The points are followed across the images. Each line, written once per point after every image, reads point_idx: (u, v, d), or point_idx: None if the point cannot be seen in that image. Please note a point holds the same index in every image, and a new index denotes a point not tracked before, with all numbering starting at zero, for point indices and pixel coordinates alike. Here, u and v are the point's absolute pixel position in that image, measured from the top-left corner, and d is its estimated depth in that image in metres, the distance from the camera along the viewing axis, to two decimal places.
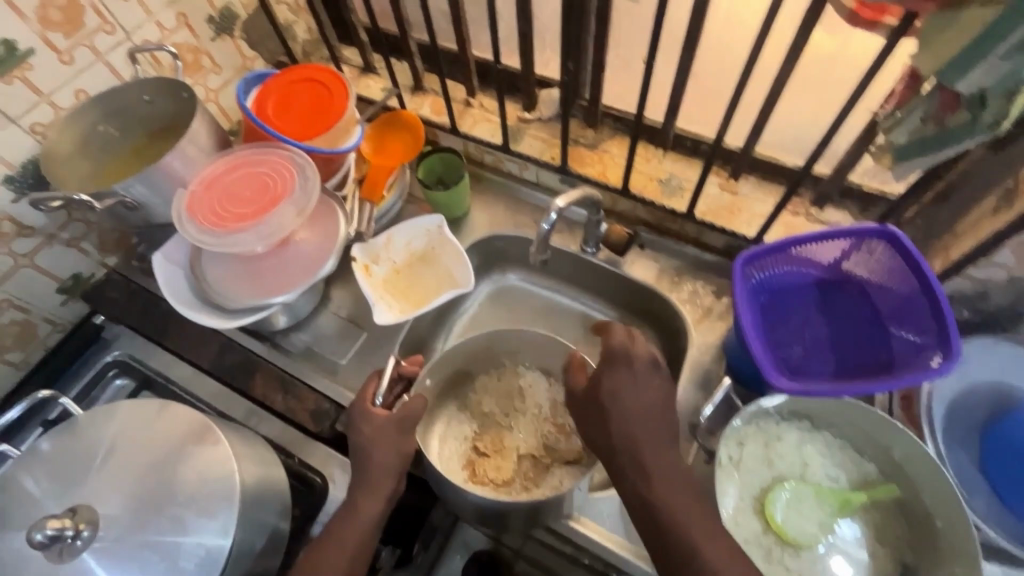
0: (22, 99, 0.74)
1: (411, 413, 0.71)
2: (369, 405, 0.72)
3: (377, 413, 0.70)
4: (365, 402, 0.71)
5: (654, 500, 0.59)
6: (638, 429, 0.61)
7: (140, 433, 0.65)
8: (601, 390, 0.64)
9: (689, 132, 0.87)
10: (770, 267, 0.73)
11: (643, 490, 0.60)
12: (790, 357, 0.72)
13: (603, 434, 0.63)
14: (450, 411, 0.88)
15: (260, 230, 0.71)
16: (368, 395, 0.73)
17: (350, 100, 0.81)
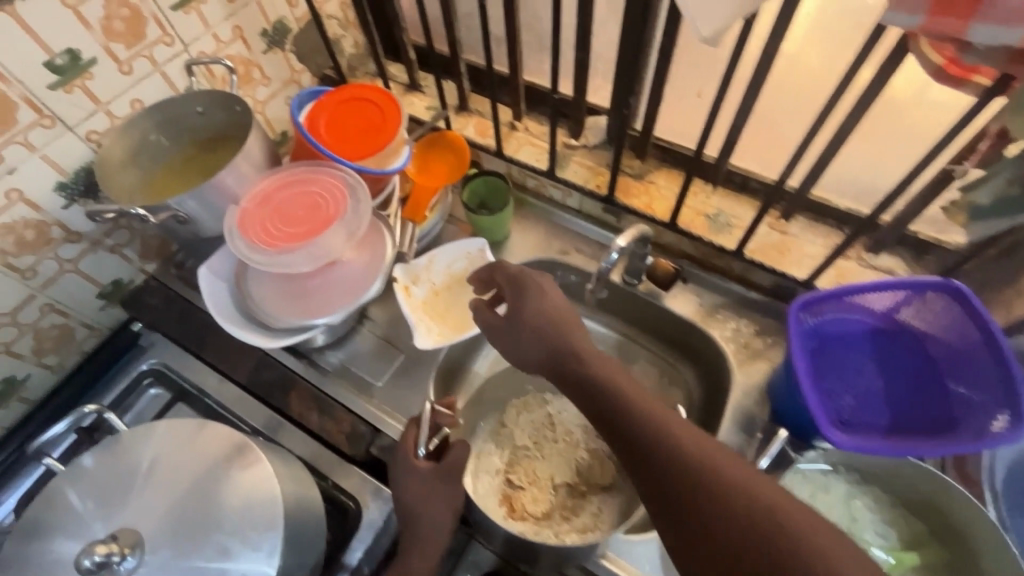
0: (80, 108, 0.74)
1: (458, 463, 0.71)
2: (413, 458, 0.70)
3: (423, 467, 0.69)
4: (409, 454, 0.70)
5: (618, 400, 0.58)
6: (567, 336, 0.65)
7: (181, 455, 0.65)
8: (521, 305, 0.68)
9: (743, 168, 0.85)
10: (826, 313, 0.71)
11: (602, 393, 0.60)
12: (843, 407, 0.70)
13: (538, 348, 0.66)
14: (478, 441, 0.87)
15: (310, 251, 0.71)
16: (411, 445, 0.71)
17: (402, 123, 0.81)
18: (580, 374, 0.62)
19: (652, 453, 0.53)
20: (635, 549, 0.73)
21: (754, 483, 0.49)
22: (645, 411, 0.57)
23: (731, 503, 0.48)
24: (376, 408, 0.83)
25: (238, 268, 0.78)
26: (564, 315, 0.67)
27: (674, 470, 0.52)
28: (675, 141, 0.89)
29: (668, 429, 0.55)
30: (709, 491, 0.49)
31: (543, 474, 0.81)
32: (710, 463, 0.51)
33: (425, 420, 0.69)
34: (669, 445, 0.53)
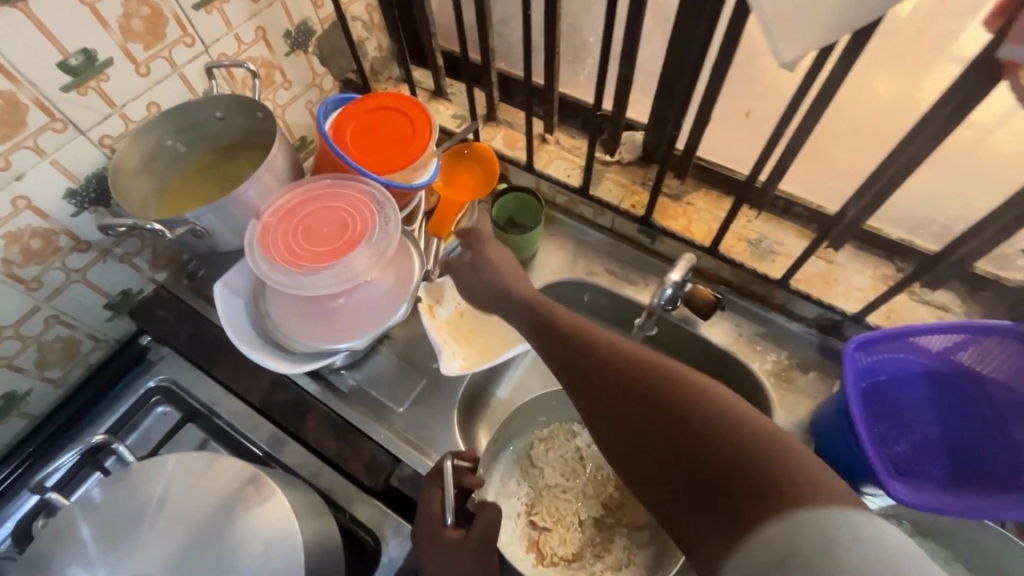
0: (94, 111, 0.69)
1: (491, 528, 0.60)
2: (439, 527, 0.61)
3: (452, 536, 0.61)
4: (433, 527, 0.61)
5: (555, 324, 0.60)
6: (509, 279, 0.69)
7: (192, 491, 0.60)
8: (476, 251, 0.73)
9: (789, 193, 0.81)
10: (881, 353, 0.67)
11: (542, 322, 0.62)
12: (896, 455, 0.66)
13: (485, 290, 0.70)
14: (497, 481, 0.82)
15: (337, 272, 0.66)
16: (435, 511, 0.63)
17: (433, 135, 0.77)
18: (521, 307, 0.65)
19: (585, 366, 0.55)
20: None
21: (680, 372, 0.49)
22: (582, 330, 0.58)
23: (657, 396, 0.48)
24: (397, 436, 0.78)
25: (256, 285, 0.73)
26: (506, 264, 0.71)
27: (608, 376, 0.52)
28: (717, 162, 0.85)
29: (600, 341, 0.56)
30: (635, 386, 0.50)
31: (568, 511, 0.78)
32: (638, 363, 0.52)
33: (448, 480, 0.62)
34: (602, 356, 0.54)
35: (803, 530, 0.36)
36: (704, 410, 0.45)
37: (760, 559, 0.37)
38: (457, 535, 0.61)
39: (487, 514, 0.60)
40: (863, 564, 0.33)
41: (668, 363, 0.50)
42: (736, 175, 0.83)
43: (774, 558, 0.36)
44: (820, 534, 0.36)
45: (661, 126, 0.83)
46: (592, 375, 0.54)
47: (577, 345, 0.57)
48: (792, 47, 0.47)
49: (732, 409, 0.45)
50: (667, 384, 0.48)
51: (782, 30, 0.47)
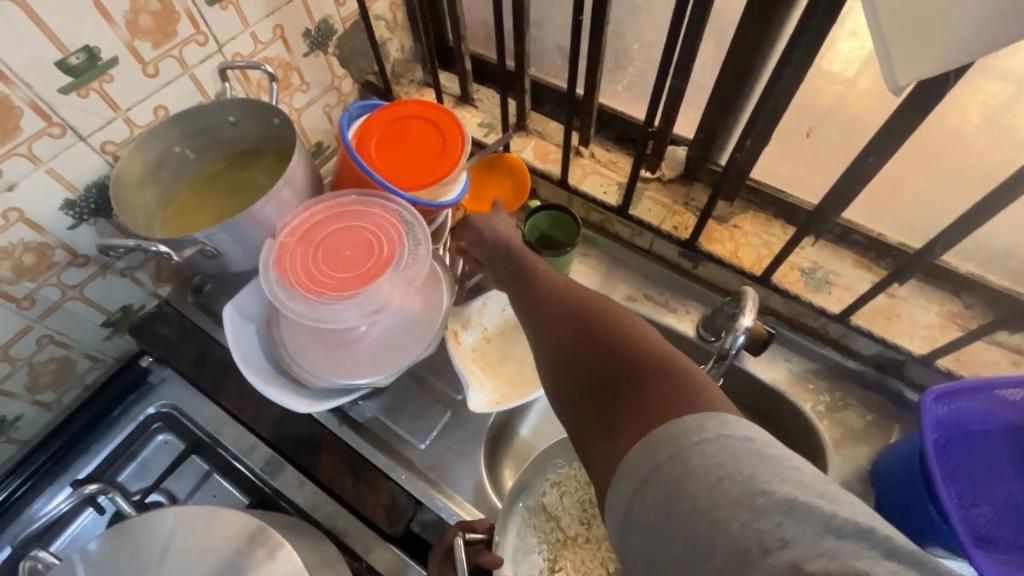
0: (96, 115, 0.63)
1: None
2: None
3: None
4: None
5: (505, 259, 0.61)
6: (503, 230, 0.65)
7: (195, 549, 0.54)
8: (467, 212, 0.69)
9: (851, 222, 0.75)
10: (964, 406, 0.60)
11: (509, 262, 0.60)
12: (977, 520, 0.60)
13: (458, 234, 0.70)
14: (510, 538, 0.68)
15: (361, 302, 0.60)
16: None
17: (466, 149, 0.70)
18: (484, 245, 0.65)
19: (522, 300, 0.55)
20: None
21: (598, 302, 0.48)
22: (526, 263, 0.58)
23: (571, 327, 0.47)
24: (419, 477, 0.71)
25: (268, 310, 0.67)
26: (497, 216, 0.67)
27: (535, 309, 0.52)
28: (768, 182, 0.78)
29: (535, 274, 0.56)
30: (553, 315, 0.49)
31: (595, 564, 0.70)
32: (561, 294, 0.51)
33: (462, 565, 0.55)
34: (534, 289, 0.54)
35: (661, 445, 0.36)
36: (608, 342, 0.44)
37: (629, 478, 0.36)
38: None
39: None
40: (711, 467, 0.34)
41: (591, 295, 0.49)
42: (792, 199, 0.76)
43: (641, 475, 0.36)
44: (675, 446, 0.35)
45: (709, 143, 0.77)
46: (522, 308, 0.54)
47: (518, 280, 0.57)
48: (914, 68, 0.40)
49: (633, 338, 0.44)
50: (583, 315, 0.47)
51: (895, 48, 0.40)
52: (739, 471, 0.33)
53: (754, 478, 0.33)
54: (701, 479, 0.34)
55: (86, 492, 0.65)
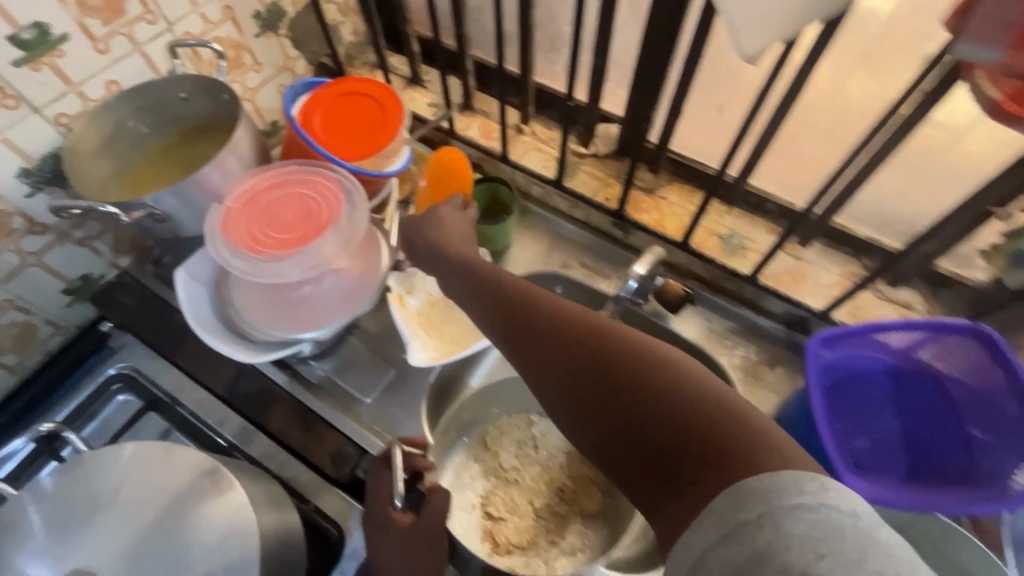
0: (49, 87, 0.67)
1: (440, 519, 0.58)
2: (390, 510, 0.58)
3: (401, 522, 0.58)
4: (383, 504, 0.58)
5: (493, 294, 0.56)
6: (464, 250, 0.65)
7: (148, 481, 0.58)
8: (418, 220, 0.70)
9: (762, 190, 0.81)
10: (847, 351, 0.68)
11: (504, 294, 0.55)
12: (857, 451, 0.67)
13: (432, 258, 0.66)
14: (453, 468, 0.78)
15: (302, 260, 0.65)
16: (385, 493, 0.59)
17: (404, 123, 0.75)
18: (466, 279, 0.60)
19: (538, 342, 0.49)
20: None
21: (645, 343, 0.45)
22: (523, 298, 0.53)
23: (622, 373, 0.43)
24: (365, 428, 0.77)
25: (220, 273, 0.72)
26: (455, 221, 0.70)
27: (564, 351, 0.47)
28: (687, 154, 0.85)
29: (542, 311, 0.51)
30: (578, 354, 0.46)
31: (522, 500, 0.75)
32: (594, 333, 0.47)
33: (395, 462, 0.59)
34: (554, 327, 0.49)
35: (749, 502, 0.34)
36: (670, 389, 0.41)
37: (712, 533, 0.35)
38: (405, 520, 0.58)
39: (436, 500, 0.58)
40: (807, 538, 0.32)
41: (633, 336, 0.46)
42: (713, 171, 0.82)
43: (724, 531, 0.34)
44: (766, 506, 0.33)
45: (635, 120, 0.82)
46: (533, 347, 0.49)
47: (520, 320, 0.51)
48: (757, 38, 0.46)
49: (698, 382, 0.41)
50: (633, 358, 0.44)
51: (740, 20, 0.46)
52: (842, 544, 0.31)
53: (864, 560, 0.31)
54: (799, 549, 0.32)
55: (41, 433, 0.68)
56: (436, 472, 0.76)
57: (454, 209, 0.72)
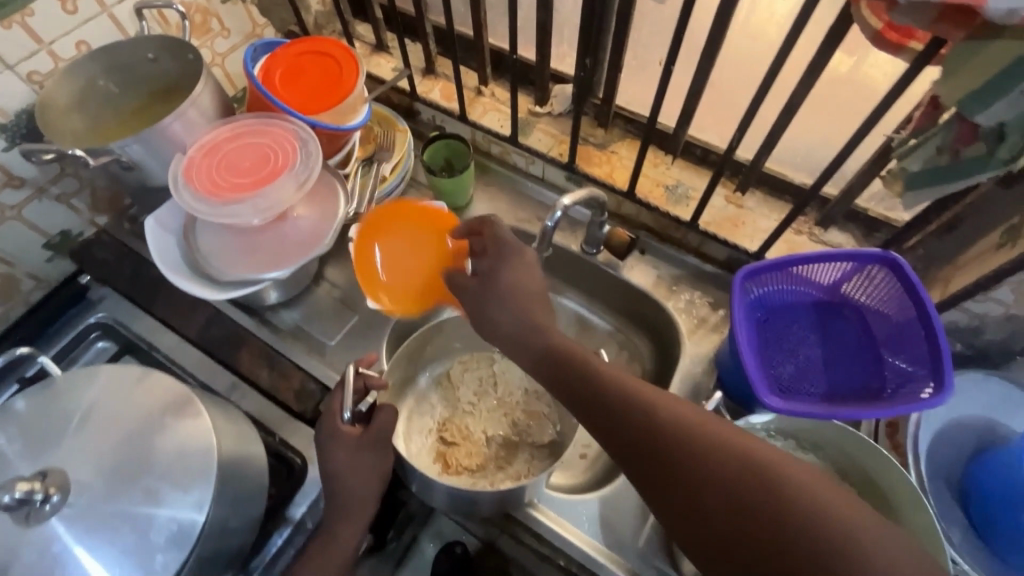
0: (21, 45, 0.71)
1: (387, 429, 0.65)
2: (337, 423, 0.64)
3: (350, 432, 0.64)
4: (332, 418, 0.64)
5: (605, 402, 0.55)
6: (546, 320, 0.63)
7: (119, 402, 0.60)
8: (490, 275, 0.66)
9: (699, 140, 0.87)
10: (769, 284, 0.73)
11: (615, 400, 0.54)
12: (781, 376, 0.72)
13: (517, 341, 0.63)
14: (413, 398, 0.85)
15: (258, 202, 0.70)
16: (337, 409, 0.65)
17: (360, 79, 0.79)
18: (565, 370, 0.59)
19: (664, 456, 0.49)
20: (569, 505, 0.73)
21: (786, 475, 0.45)
22: (640, 405, 0.53)
23: (766, 504, 0.43)
24: (330, 369, 0.82)
25: (186, 221, 0.77)
26: (532, 273, 0.66)
27: (694, 470, 0.47)
28: (636, 111, 0.90)
29: (673, 425, 0.50)
30: (714, 479, 0.46)
31: (476, 429, 0.80)
32: (716, 444, 0.48)
33: (348, 380, 0.65)
34: (683, 442, 0.49)
35: None
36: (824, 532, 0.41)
37: None
38: (355, 429, 0.64)
39: (385, 414, 0.65)
40: None
41: (774, 462, 0.46)
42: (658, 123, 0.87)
43: None
44: None
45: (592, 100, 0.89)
46: (658, 463, 0.49)
47: (641, 430, 0.51)
48: None
49: (853, 527, 0.41)
50: (779, 492, 0.44)
51: None
52: None
53: None
54: None
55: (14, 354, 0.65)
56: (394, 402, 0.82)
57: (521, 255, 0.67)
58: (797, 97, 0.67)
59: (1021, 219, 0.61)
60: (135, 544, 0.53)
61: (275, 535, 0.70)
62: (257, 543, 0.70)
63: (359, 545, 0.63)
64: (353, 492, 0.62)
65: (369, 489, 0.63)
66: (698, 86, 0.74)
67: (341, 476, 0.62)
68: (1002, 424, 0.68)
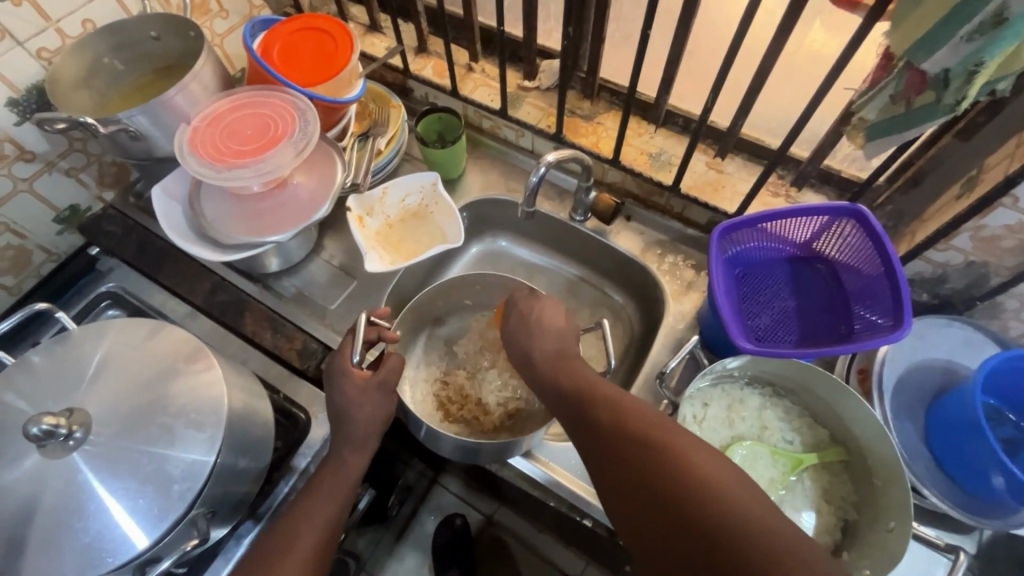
0: (30, 23, 0.74)
1: (394, 375, 0.69)
2: (348, 366, 0.68)
3: (359, 374, 0.68)
4: (344, 360, 0.68)
5: (585, 416, 0.59)
6: (554, 339, 0.70)
7: (133, 353, 0.64)
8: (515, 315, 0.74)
9: (680, 109, 0.91)
10: (743, 242, 0.77)
11: (571, 386, 0.63)
12: (758, 327, 0.76)
13: (528, 357, 0.70)
14: (421, 351, 0.90)
15: (258, 167, 0.73)
16: (346, 355, 0.69)
17: (352, 54, 0.83)
18: (563, 393, 0.64)
19: (593, 416, 0.58)
20: (559, 452, 0.77)
21: (664, 430, 0.54)
22: (585, 384, 0.62)
23: (651, 454, 0.52)
24: (333, 332, 0.87)
25: (190, 189, 0.80)
26: (556, 315, 0.73)
27: (632, 449, 0.53)
28: (621, 83, 0.94)
29: (616, 409, 0.58)
30: (607, 430, 0.56)
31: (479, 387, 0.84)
32: (619, 405, 0.58)
33: (360, 328, 0.69)
34: (632, 448, 0.53)
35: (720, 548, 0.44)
36: (721, 501, 0.46)
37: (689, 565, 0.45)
38: (364, 374, 0.68)
39: (392, 362, 0.69)
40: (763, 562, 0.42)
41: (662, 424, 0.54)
42: (639, 93, 0.91)
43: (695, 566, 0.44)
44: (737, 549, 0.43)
45: (580, 74, 0.93)
46: (580, 425, 0.59)
47: (585, 404, 0.60)
48: None
49: (745, 503, 0.46)
50: (678, 453, 0.51)
51: None
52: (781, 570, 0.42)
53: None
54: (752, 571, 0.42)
55: (33, 310, 0.68)
56: (402, 352, 0.88)
57: (548, 302, 0.75)
58: (769, 63, 0.70)
59: (979, 169, 0.63)
60: (153, 474, 0.57)
61: (282, 483, 0.75)
62: (265, 490, 0.74)
63: (361, 482, 0.67)
64: (352, 434, 0.66)
65: (369, 430, 0.67)
66: (675, 54, 0.77)
67: (346, 415, 0.66)
68: (966, 366, 0.72)
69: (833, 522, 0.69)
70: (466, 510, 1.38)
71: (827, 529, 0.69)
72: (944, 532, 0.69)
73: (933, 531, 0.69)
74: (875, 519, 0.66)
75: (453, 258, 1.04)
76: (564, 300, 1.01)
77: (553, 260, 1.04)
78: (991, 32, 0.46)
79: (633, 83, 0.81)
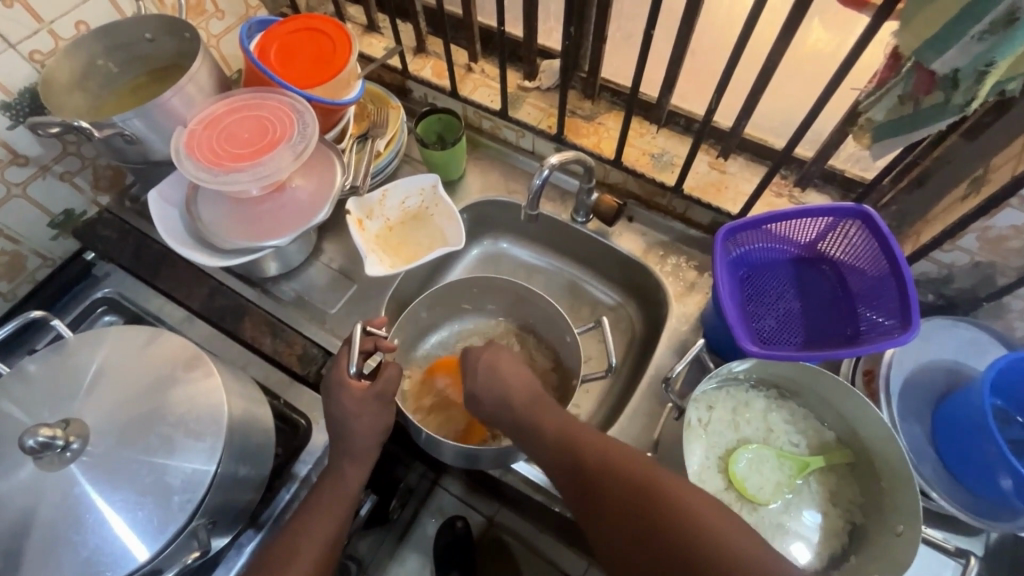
0: (23, 25, 0.73)
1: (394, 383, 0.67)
2: (346, 376, 0.67)
3: (357, 385, 0.66)
4: (341, 371, 0.67)
5: (566, 459, 0.58)
6: (516, 390, 0.68)
7: (130, 362, 0.63)
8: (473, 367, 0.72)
9: (682, 109, 0.90)
10: (748, 243, 0.77)
11: (547, 432, 0.61)
12: (763, 329, 0.75)
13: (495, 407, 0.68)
14: (422, 356, 0.90)
15: (257, 170, 0.72)
16: (343, 365, 0.68)
17: (351, 54, 0.82)
18: (539, 441, 0.62)
19: (576, 457, 0.58)
20: None
21: (649, 471, 0.53)
22: (562, 426, 0.61)
23: (641, 497, 0.51)
24: (334, 336, 0.86)
25: (187, 191, 0.79)
26: (516, 370, 0.70)
27: (619, 492, 0.53)
28: (622, 83, 0.93)
29: (599, 448, 0.57)
30: (593, 472, 0.56)
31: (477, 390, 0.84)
32: (602, 445, 0.57)
33: (356, 338, 0.68)
34: (620, 491, 0.53)
35: None
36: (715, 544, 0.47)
37: None
38: (362, 384, 0.66)
39: (390, 370, 0.68)
40: None
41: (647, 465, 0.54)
42: (640, 94, 0.90)
43: None
44: None
45: (581, 74, 0.92)
46: (563, 466, 0.58)
47: (566, 445, 0.59)
48: None
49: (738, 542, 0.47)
50: (666, 496, 0.51)
51: None
52: None
53: None
54: None
55: (28, 318, 0.66)
56: (402, 360, 0.89)
57: (506, 354, 0.72)
58: (773, 63, 0.69)
59: (985, 169, 0.63)
60: (152, 484, 0.56)
61: (283, 490, 0.74)
62: (266, 498, 0.73)
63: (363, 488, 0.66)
64: (354, 441, 0.65)
65: (371, 437, 0.66)
66: (677, 55, 0.76)
67: (348, 422, 0.65)
68: (972, 367, 0.72)
69: (839, 524, 0.69)
70: (468, 512, 1.37)
71: (833, 531, 0.69)
72: (951, 534, 0.69)
73: (940, 533, 0.69)
74: (882, 522, 0.66)
75: (454, 260, 1.03)
76: (566, 301, 1.00)
77: (554, 261, 1.03)
78: (1003, 31, 0.46)
79: (636, 84, 0.80)
